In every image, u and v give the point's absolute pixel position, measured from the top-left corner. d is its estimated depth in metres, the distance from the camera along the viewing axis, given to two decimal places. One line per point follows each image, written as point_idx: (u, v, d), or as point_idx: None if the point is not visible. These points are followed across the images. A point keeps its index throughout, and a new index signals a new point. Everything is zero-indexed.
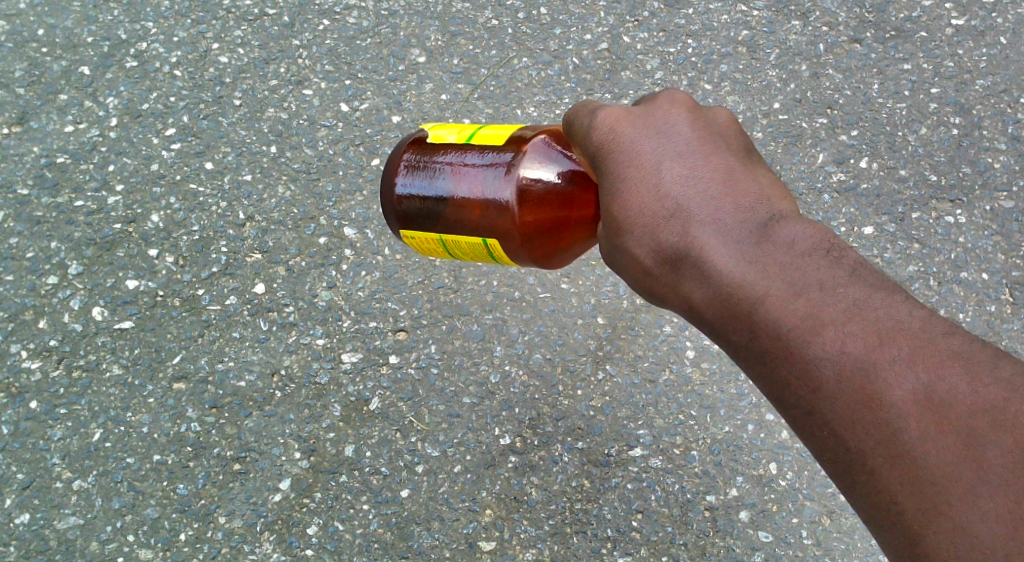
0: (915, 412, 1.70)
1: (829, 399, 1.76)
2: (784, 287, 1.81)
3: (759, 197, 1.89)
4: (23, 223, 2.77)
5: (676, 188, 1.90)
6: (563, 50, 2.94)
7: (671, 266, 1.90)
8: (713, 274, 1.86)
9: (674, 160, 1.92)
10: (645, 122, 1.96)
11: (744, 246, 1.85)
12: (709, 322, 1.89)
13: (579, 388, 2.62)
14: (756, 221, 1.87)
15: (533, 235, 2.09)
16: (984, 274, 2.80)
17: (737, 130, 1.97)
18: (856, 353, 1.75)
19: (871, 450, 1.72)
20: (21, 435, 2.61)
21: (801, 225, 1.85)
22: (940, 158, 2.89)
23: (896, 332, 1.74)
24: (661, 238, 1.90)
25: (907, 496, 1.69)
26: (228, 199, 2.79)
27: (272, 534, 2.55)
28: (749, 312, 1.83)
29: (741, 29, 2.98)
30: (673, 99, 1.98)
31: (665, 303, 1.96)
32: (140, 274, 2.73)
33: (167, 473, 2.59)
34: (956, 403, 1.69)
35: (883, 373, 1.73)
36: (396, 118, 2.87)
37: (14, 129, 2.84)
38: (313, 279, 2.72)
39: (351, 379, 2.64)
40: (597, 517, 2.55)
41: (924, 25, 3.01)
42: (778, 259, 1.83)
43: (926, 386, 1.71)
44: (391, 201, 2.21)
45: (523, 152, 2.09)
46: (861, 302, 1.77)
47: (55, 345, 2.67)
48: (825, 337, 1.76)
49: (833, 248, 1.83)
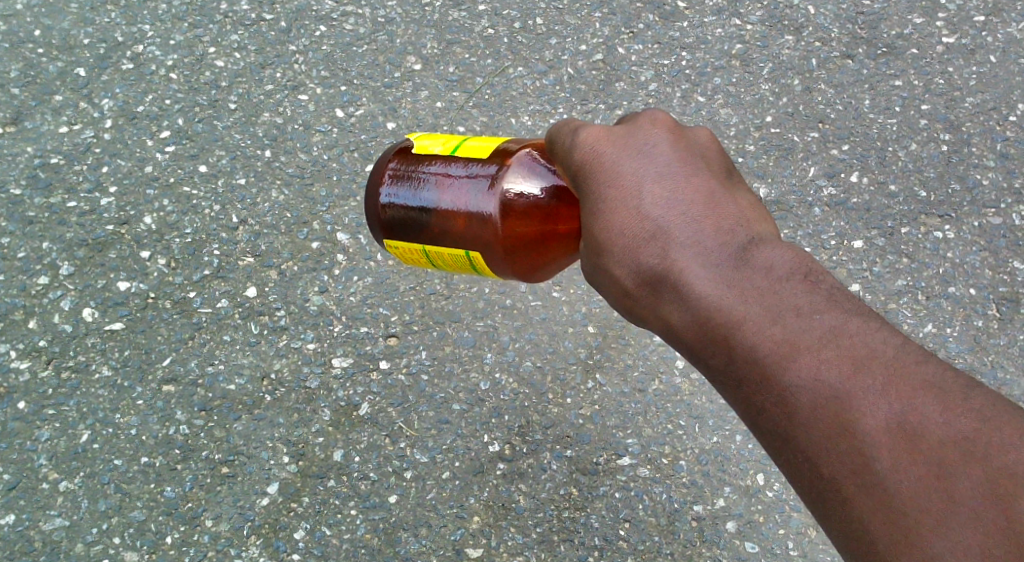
0: (891, 442, 1.67)
1: (804, 426, 1.72)
2: (761, 312, 1.77)
3: (737, 219, 1.85)
4: (16, 223, 2.77)
5: (654, 208, 1.86)
6: (558, 60, 2.95)
7: (646, 288, 1.87)
8: (688, 298, 1.82)
9: (653, 180, 1.88)
10: (625, 140, 1.92)
11: (721, 269, 1.81)
12: (684, 345, 1.86)
13: (568, 396, 2.63)
14: (733, 244, 1.83)
15: (515, 248, 2.10)
16: (972, 289, 2.81)
17: (717, 150, 1.94)
18: (832, 382, 1.71)
19: (846, 478, 1.69)
20: (8, 435, 2.61)
21: (779, 249, 1.81)
22: (931, 174, 2.91)
23: (873, 361, 1.71)
24: (636, 259, 1.87)
25: (880, 527, 1.66)
26: (221, 202, 2.79)
27: (258, 538, 2.55)
28: (724, 337, 1.79)
29: (735, 42, 3.00)
30: (655, 117, 1.94)
31: (641, 324, 1.93)
32: (131, 275, 2.73)
33: (154, 475, 2.59)
34: (932, 434, 1.66)
35: (860, 402, 1.69)
36: (390, 124, 2.88)
37: (9, 129, 2.84)
38: (304, 284, 2.72)
39: (341, 384, 2.65)
40: (584, 525, 2.55)
41: (916, 41, 3.03)
42: (755, 284, 1.79)
43: (902, 416, 1.68)
44: (374, 209, 2.21)
45: (508, 165, 2.09)
46: (837, 330, 1.74)
47: (45, 346, 2.67)
48: (801, 364, 1.73)
49: (811, 273, 1.79)
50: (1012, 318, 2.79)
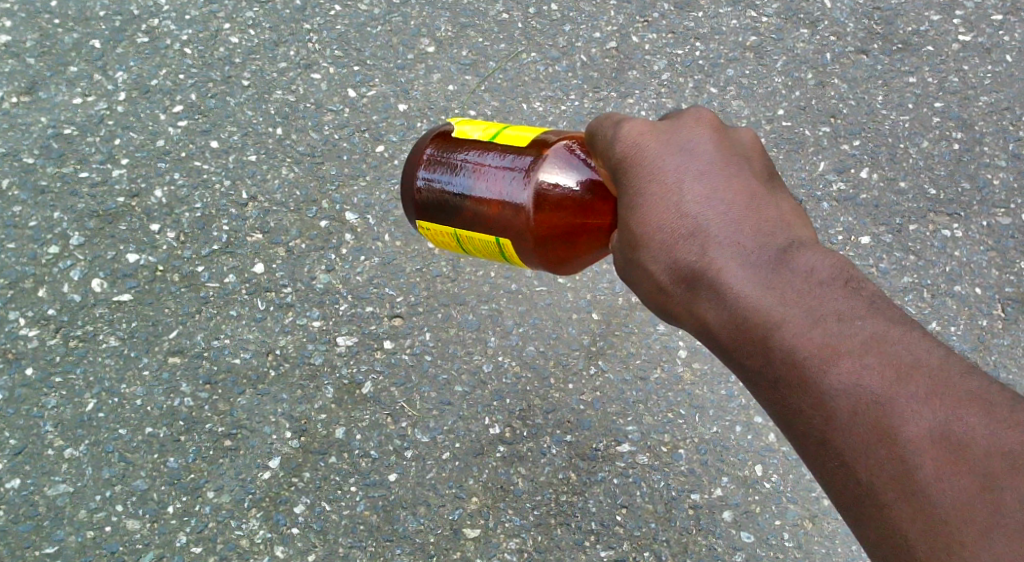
0: (932, 450, 1.67)
1: (842, 430, 1.72)
2: (803, 315, 1.77)
3: (779, 221, 1.86)
4: (27, 191, 2.79)
5: (695, 206, 1.87)
6: (572, 46, 2.96)
7: (685, 285, 1.88)
8: (729, 297, 1.83)
9: (695, 178, 1.89)
10: (668, 137, 1.93)
11: (762, 270, 1.82)
12: (722, 346, 1.86)
13: (570, 382, 2.65)
14: (775, 246, 1.84)
15: (545, 238, 2.11)
16: (977, 288, 2.82)
17: (760, 152, 1.95)
18: (873, 388, 1.71)
19: (882, 484, 1.69)
20: (15, 401, 2.64)
21: (822, 253, 1.81)
22: (940, 172, 2.92)
23: (914, 369, 1.71)
24: (677, 256, 1.87)
25: (919, 534, 1.66)
26: (232, 177, 2.81)
27: (259, 512, 2.57)
28: (764, 339, 1.79)
29: (749, 34, 3.01)
30: (699, 116, 1.95)
31: (677, 322, 1.94)
32: (141, 248, 2.75)
33: (158, 446, 2.61)
34: (975, 444, 1.66)
35: (899, 408, 1.70)
36: (402, 106, 2.89)
37: (23, 98, 2.86)
38: (312, 262, 2.74)
39: (345, 362, 2.67)
40: (582, 510, 2.57)
41: (932, 39, 3.03)
42: (796, 287, 1.79)
43: (944, 425, 1.68)
44: (410, 190, 2.24)
45: (545, 156, 2.10)
46: (880, 336, 1.74)
47: (54, 314, 2.69)
48: (842, 368, 1.73)
49: (852, 279, 1.79)
50: (1016, 318, 2.80)
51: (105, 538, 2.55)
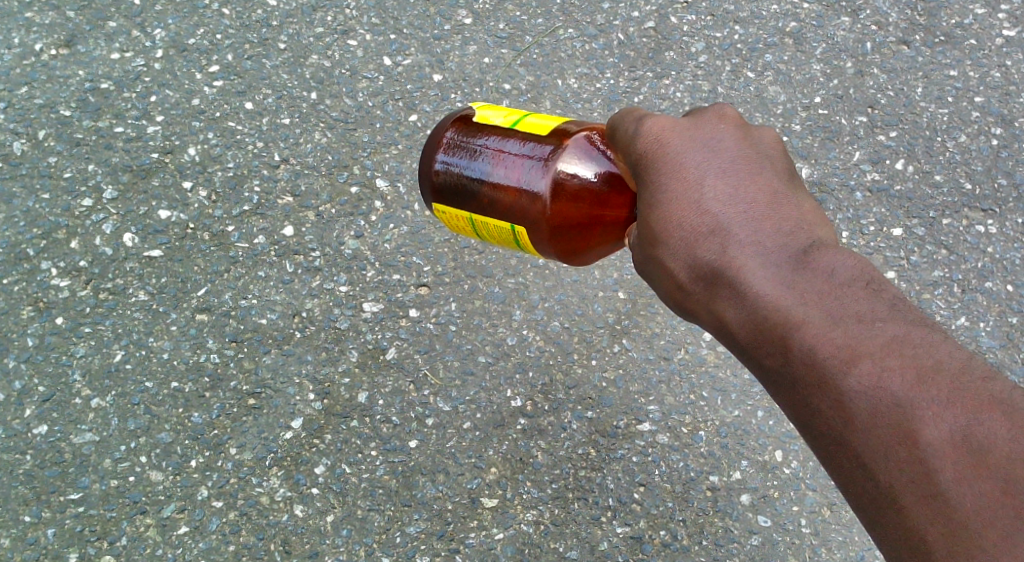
0: (953, 454, 1.63)
1: (861, 432, 1.70)
2: (822, 315, 1.75)
3: (800, 222, 1.85)
4: (63, 143, 2.80)
5: (717, 205, 1.87)
6: (610, 25, 2.95)
7: (704, 284, 1.87)
8: (748, 295, 1.81)
9: (716, 177, 1.88)
10: (690, 135, 1.93)
11: (782, 269, 1.80)
12: (741, 345, 1.84)
13: (593, 358, 2.65)
14: (796, 246, 1.82)
15: (561, 228, 2.10)
16: (1009, 285, 2.80)
17: (782, 153, 1.93)
18: (892, 390, 1.68)
19: (903, 487, 1.66)
20: (44, 349, 2.65)
21: (843, 254, 1.79)
22: (977, 167, 2.89)
23: (936, 371, 1.67)
24: (697, 253, 1.87)
25: (938, 539, 1.62)
26: (265, 139, 2.82)
27: (279, 470, 2.57)
28: (784, 337, 1.77)
29: (789, 20, 2.99)
30: (723, 115, 1.95)
31: (697, 321, 1.93)
32: (172, 205, 2.76)
33: (183, 401, 2.62)
34: (998, 448, 1.61)
35: (920, 412, 1.66)
36: (437, 76, 2.89)
37: (62, 51, 2.88)
38: (341, 227, 2.75)
39: (370, 328, 2.67)
40: (600, 485, 2.56)
41: (975, 32, 3.01)
42: (816, 287, 1.77)
43: (966, 429, 1.63)
44: (428, 173, 2.24)
45: (565, 146, 2.09)
46: (900, 339, 1.71)
47: (85, 266, 2.71)
48: (861, 370, 1.70)
49: (873, 281, 1.77)
50: None
51: (128, 488, 2.56)
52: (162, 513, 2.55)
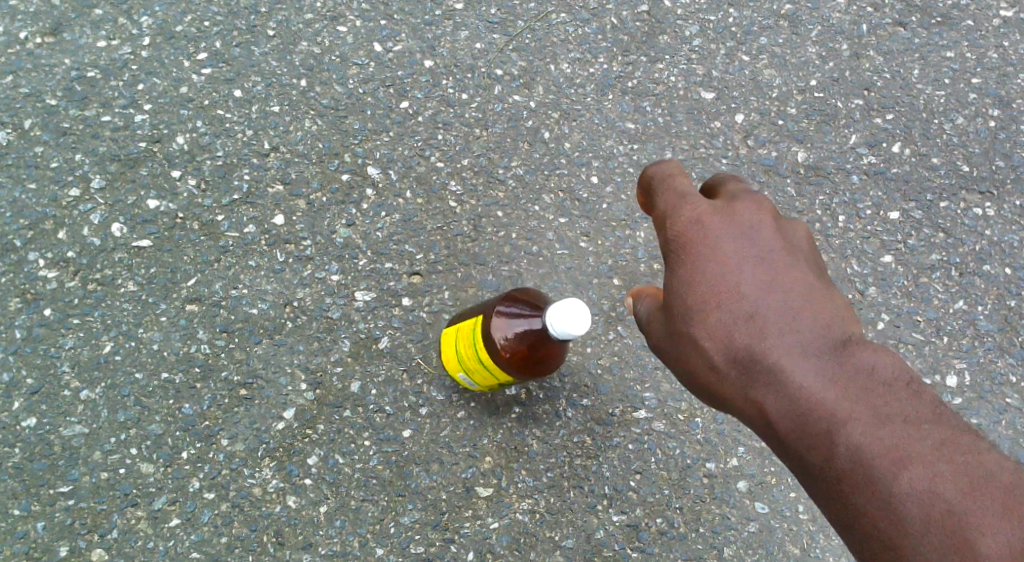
0: (951, 524, 1.74)
1: (875, 498, 1.79)
2: (856, 401, 1.84)
3: (836, 317, 1.93)
4: (50, 133, 2.72)
5: (758, 299, 1.95)
6: (603, 9, 2.91)
7: (739, 366, 1.94)
8: (784, 382, 1.89)
9: (757, 265, 1.97)
10: (731, 221, 2.01)
11: (823, 362, 1.88)
12: (766, 433, 1.91)
13: (588, 346, 2.61)
14: (833, 339, 1.90)
15: None
16: (1007, 268, 2.82)
17: (812, 248, 2.01)
18: (913, 463, 1.78)
19: (917, 545, 1.75)
20: (32, 341, 2.61)
21: (879, 354, 1.88)
22: (974, 150, 2.89)
23: (954, 449, 1.78)
24: (735, 335, 1.94)
25: None
26: (255, 127, 2.77)
27: (272, 461, 2.56)
28: (813, 420, 1.86)
29: (785, 2, 2.94)
30: (760, 202, 2.03)
31: (721, 409, 1.98)
32: (161, 194, 2.71)
33: (173, 392, 2.59)
34: (1002, 524, 1.73)
35: (935, 481, 1.76)
36: (429, 62, 2.85)
37: (46, 39, 2.77)
38: (333, 215, 2.72)
39: (362, 317, 2.65)
40: (595, 474, 2.56)
41: (971, 13, 2.97)
42: (853, 377, 1.86)
43: (968, 505, 1.75)
44: None
45: None
46: (915, 417, 1.82)
47: (73, 257, 2.66)
48: (888, 447, 1.79)
49: (905, 382, 1.85)
50: None
51: (118, 480, 2.54)
52: (153, 505, 2.53)
